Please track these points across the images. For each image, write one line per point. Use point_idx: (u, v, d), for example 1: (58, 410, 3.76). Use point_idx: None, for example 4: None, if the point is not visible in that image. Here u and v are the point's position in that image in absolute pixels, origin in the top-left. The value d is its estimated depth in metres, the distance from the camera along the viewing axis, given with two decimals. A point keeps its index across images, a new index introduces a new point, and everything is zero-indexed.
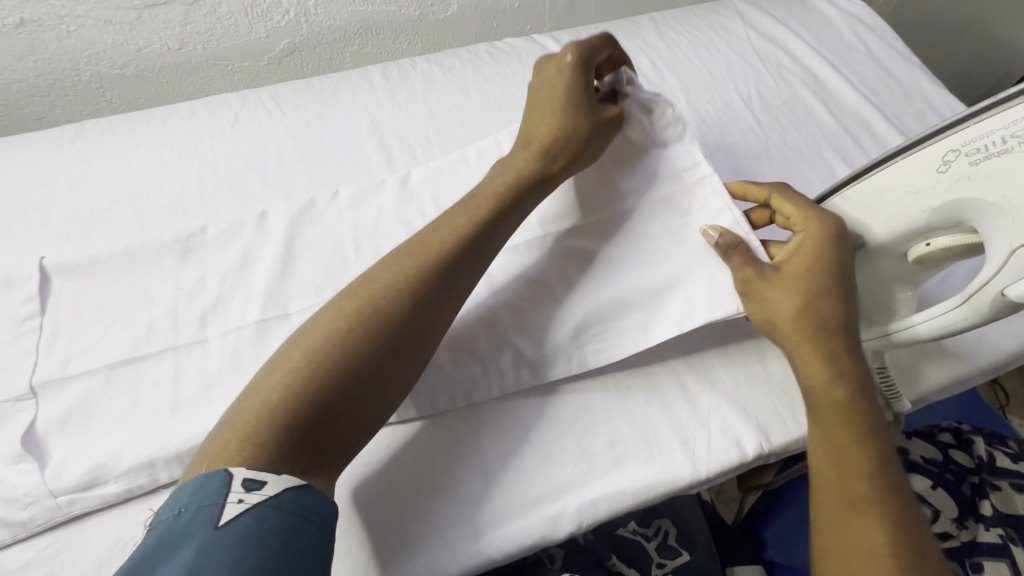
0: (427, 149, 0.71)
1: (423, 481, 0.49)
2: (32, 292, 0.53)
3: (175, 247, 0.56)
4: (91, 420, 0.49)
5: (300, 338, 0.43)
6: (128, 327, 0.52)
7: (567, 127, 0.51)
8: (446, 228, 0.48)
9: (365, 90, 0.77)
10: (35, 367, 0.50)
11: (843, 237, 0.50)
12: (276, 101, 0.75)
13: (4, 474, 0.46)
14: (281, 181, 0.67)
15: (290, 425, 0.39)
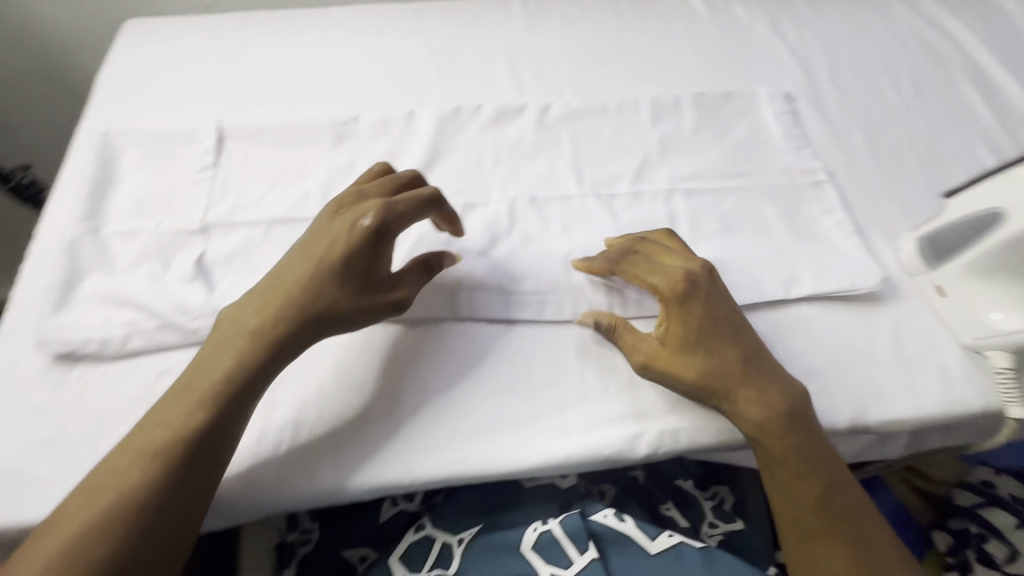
0: (556, 83, 0.72)
1: (415, 396, 0.51)
2: (210, 148, 0.63)
3: (333, 130, 0.65)
4: (250, 263, 0.56)
5: (88, 486, 0.42)
6: (286, 192, 0.61)
7: (330, 294, 0.48)
8: (291, 272, 0.49)
9: (503, 19, 0.78)
10: (208, 209, 0.59)
11: (700, 295, 0.50)
12: (419, 18, 0.78)
13: (177, 288, 0.54)
14: (416, 89, 0.70)
15: (153, 491, 0.41)
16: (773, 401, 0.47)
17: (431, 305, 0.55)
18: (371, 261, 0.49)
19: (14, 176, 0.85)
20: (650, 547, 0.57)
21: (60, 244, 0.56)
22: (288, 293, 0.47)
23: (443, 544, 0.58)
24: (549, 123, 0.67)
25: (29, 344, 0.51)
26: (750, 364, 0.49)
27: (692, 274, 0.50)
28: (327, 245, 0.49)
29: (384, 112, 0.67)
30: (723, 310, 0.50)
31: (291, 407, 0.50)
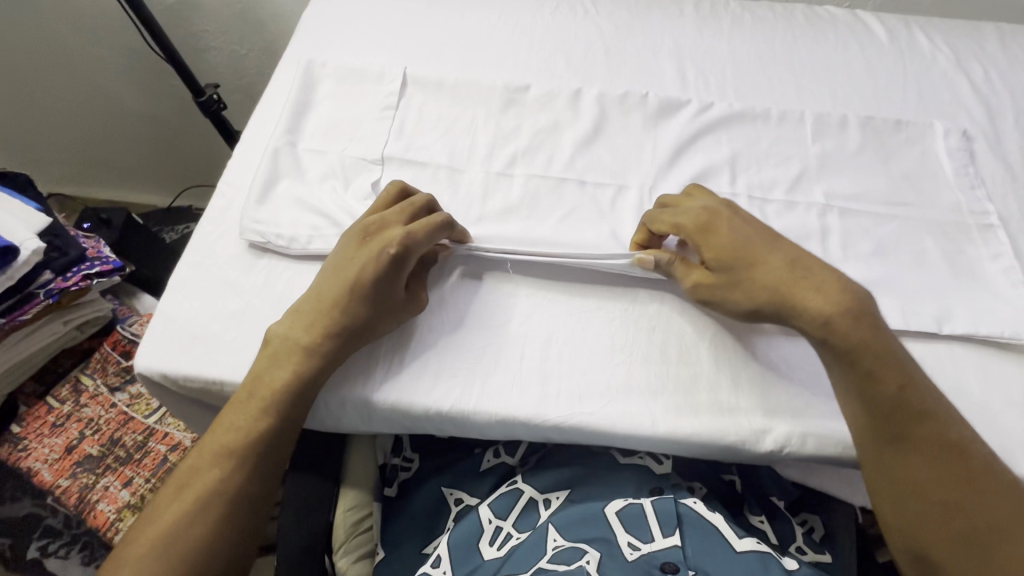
0: (721, 83, 0.72)
1: (538, 345, 0.53)
2: (394, 91, 0.69)
3: (503, 93, 0.69)
4: None
5: (218, 432, 0.49)
6: (455, 142, 0.66)
7: (387, 278, 0.51)
8: (356, 256, 0.52)
9: (675, 16, 0.80)
10: (387, 144, 0.65)
11: (722, 215, 0.53)
12: (593, 4, 0.81)
13: (355, 207, 0.59)
14: (583, 68, 0.73)
15: (264, 433, 0.48)
16: (887, 369, 0.46)
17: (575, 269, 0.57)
18: (395, 277, 0.51)
19: (206, 91, 0.95)
20: (735, 543, 0.54)
21: (264, 153, 0.64)
22: (345, 273, 0.52)
23: (530, 499, 0.61)
24: (710, 120, 0.68)
25: (231, 231, 0.59)
26: (795, 264, 0.49)
27: (714, 205, 0.54)
28: (356, 270, 0.51)
29: (552, 85, 0.70)
30: (759, 232, 0.52)
31: (436, 329, 0.54)
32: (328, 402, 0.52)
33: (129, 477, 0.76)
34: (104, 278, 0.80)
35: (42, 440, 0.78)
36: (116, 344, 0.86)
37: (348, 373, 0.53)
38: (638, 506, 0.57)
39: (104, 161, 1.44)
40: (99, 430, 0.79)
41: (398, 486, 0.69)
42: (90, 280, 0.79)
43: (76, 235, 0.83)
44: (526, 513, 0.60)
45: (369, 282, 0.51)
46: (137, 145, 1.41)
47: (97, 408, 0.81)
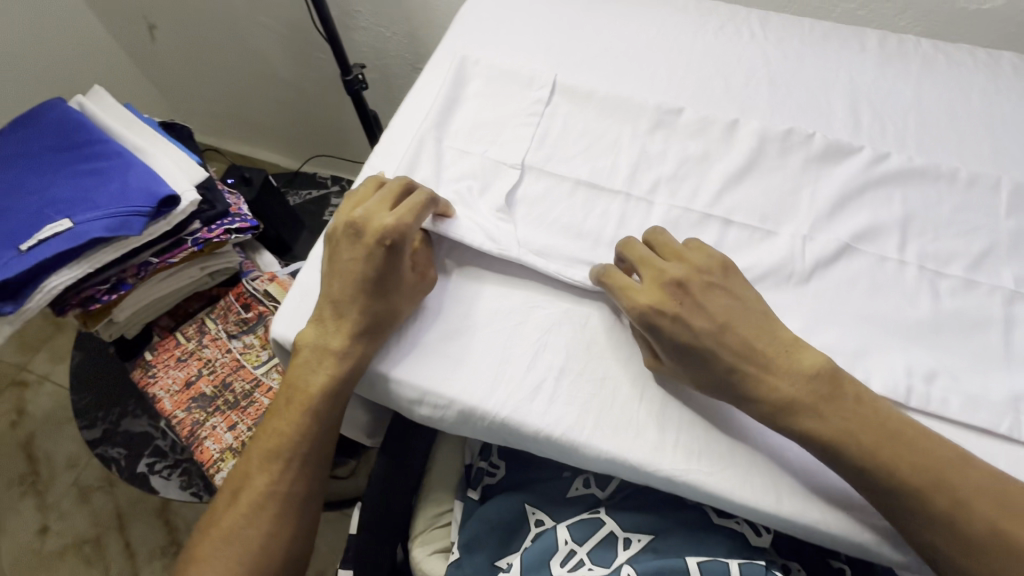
0: (900, 133, 0.65)
1: (659, 389, 0.51)
2: (541, 99, 0.68)
3: (654, 114, 0.66)
4: (550, 211, 0.60)
5: (263, 438, 0.55)
6: (597, 159, 0.64)
7: (393, 271, 0.52)
8: (350, 254, 0.53)
9: (855, 51, 0.72)
10: (528, 152, 0.64)
11: (666, 314, 0.48)
12: (762, 28, 0.76)
13: (490, 213, 0.59)
14: (743, 98, 0.68)
15: (303, 436, 0.53)
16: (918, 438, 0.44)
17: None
18: (398, 266, 0.52)
19: (353, 70, 0.99)
20: None
21: (409, 144, 0.65)
22: (347, 272, 0.53)
23: (610, 533, 0.59)
24: (883, 175, 0.61)
25: None
26: (752, 349, 0.46)
27: (659, 298, 0.48)
28: (359, 268, 0.52)
29: (708, 112, 0.66)
30: (702, 324, 0.47)
31: (552, 349, 0.53)
32: (436, 401, 0.52)
33: (235, 422, 0.82)
34: (241, 234, 0.87)
35: (167, 370, 0.85)
36: (238, 296, 0.92)
37: (456, 379, 0.52)
38: (724, 563, 0.54)
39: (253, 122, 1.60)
40: (214, 371, 0.86)
41: (482, 490, 0.69)
42: (229, 234, 0.85)
43: (222, 190, 0.90)
44: (603, 546, 0.59)
45: (373, 275, 0.52)
46: (288, 112, 1.54)
47: (215, 351, 0.87)
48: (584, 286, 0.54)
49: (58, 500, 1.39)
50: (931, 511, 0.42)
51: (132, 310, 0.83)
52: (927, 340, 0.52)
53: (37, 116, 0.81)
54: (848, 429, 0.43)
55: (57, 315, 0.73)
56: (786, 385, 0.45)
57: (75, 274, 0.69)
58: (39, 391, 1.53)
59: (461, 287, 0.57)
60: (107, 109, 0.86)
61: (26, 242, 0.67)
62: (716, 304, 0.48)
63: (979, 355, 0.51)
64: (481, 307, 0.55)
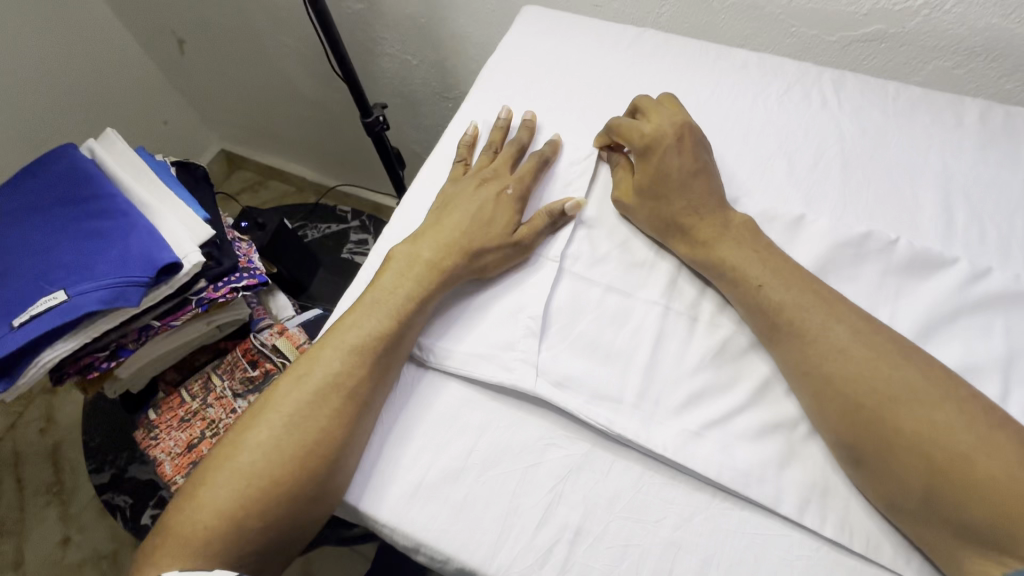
0: (1003, 238, 0.54)
1: (693, 565, 0.43)
2: (574, 181, 0.60)
3: None
4: (574, 324, 0.53)
5: (254, 432, 0.47)
6: (634, 257, 0.55)
7: (501, 216, 0.56)
8: (427, 234, 0.56)
9: (949, 127, 0.61)
10: (558, 245, 0.56)
11: (662, 143, 0.56)
12: (835, 92, 0.65)
13: (508, 327, 0.53)
14: (807, 184, 0.58)
15: (312, 435, 0.46)
16: (873, 361, 0.43)
17: (714, 468, 0.45)
18: (506, 213, 0.56)
19: (374, 111, 0.93)
20: None
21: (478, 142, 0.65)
22: (439, 232, 0.55)
23: None
24: (982, 296, 0.50)
25: None
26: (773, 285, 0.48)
27: (664, 130, 0.56)
28: (473, 210, 0.56)
29: (767, 204, 0.57)
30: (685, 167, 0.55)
31: (568, 503, 0.45)
32: (434, 554, 0.46)
33: None
34: (249, 290, 0.81)
35: (170, 432, 0.81)
36: (246, 351, 0.87)
37: (453, 530, 0.45)
38: None
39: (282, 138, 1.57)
40: (218, 434, 0.81)
41: None
42: (237, 291, 0.80)
43: (233, 240, 0.85)
44: None
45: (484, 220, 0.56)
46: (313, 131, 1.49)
47: (219, 411, 0.83)
48: (610, 427, 0.47)
49: (80, 511, 1.41)
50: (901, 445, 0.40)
51: (135, 366, 0.80)
52: None
53: (46, 165, 0.77)
54: (826, 327, 0.45)
55: (55, 383, 0.70)
56: (873, 389, 0.42)
57: (70, 347, 0.66)
58: (68, 398, 1.56)
59: (449, 401, 0.51)
60: (118, 156, 0.82)
61: (20, 316, 0.64)
62: (699, 143, 0.56)
63: None
64: (487, 442, 0.48)
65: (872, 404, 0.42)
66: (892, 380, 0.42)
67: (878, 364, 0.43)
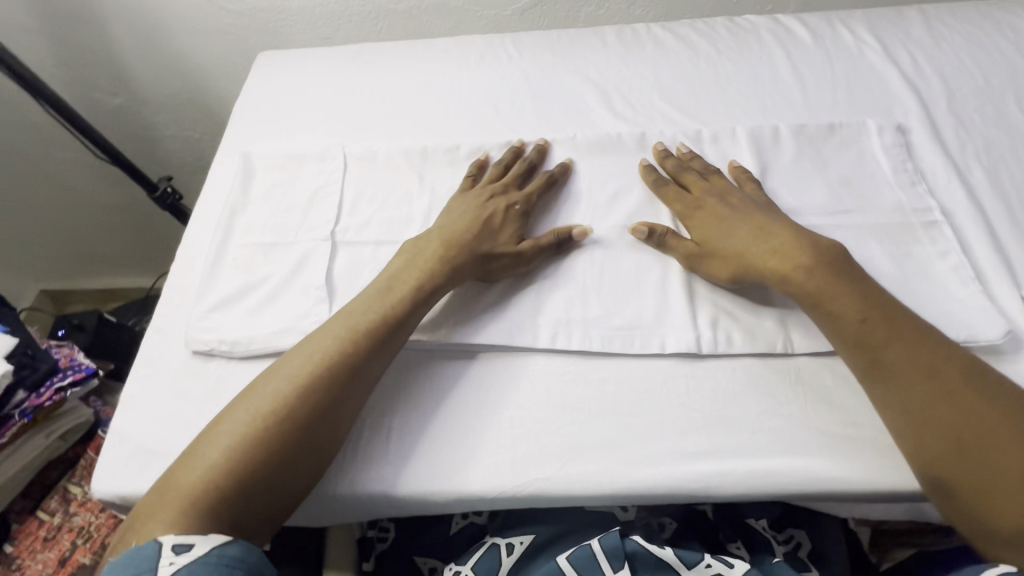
0: (649, 112, 0.73)
1: (489, 413, 0.54)
2: (336, 172, 0.71)
3: (437, 159, 0.71)
4: (358, 279, 0.62)
5: (247, 404, 0.49)
6: (394, 213, 0.67)
7: (495, 215, 0.61)
8: (437, 230, 0.61)
9: (599, 49, 0.81)
10: (330, 223, 0.66)
11: (707, 203, 0.60)
12: (517, 48, 0.83)
13: (304, 296, 0.61)
14: (511, 118, 0.74)
15: (311, 409, 0.49)
16: (899, 320, 0.49)
17: (485, 337, 0.57)
18: (513, 218, 0.62)
19: (161, 186, 0.98)
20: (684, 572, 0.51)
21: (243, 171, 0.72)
22: (463, 229, 0.60)
23: (491, 544, 0.58)
24: (640, 153, 0.69)
25: (179, 339, 0.60)
26: (767, 237, 0.55)
27: (704, 189, 0.61)
28: (485, 215, 0.61)
29: (483, 141, 0.72)
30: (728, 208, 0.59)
31: (386, 411, 0.55)
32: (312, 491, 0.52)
33: None
34: (79, 387, 0.81)
35: (35, 556, 0.78)
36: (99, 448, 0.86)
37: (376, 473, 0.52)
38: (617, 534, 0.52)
39: (96, 257, 1.49)
40: (92, 537, 0.80)
41: (376, 559, 0.65)
42: (65, 390, 0.79)
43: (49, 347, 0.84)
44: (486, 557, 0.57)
45: (480, 220, 0.61)
46: (131, 238, 1.46)
47: (87, 515, 0.82)
48: None
49: None
50: (952, 414, 0.45)
51: None
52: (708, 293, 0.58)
53: None
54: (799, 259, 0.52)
55: None
56: (915, 357, 0.47)
57: None
58: None
59: None
60: None
61: None
62: (747, 198, 0.60)
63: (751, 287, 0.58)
64: None
65: (929, 379, 0.46)
66: (936, 355, 0.47)
67: (921, 335, 0.48)
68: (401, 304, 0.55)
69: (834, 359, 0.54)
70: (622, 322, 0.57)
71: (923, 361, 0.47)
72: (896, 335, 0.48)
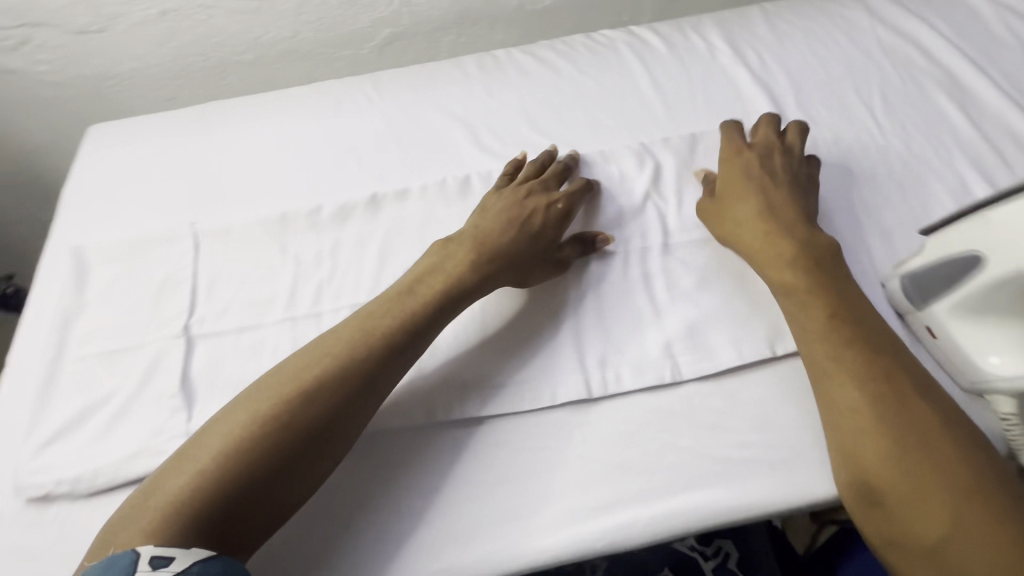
0: (518, 142, 0.71)
1: (380, 507, 0.50)
2: (186, 254, 0.64)
3: (299, 224, 0.65)
4: (219, 376, 0.56)
5: (254, 403, 0.47)
6: (255, 292, 0.61)
7: (535, 216, 0.60)
8: (465, 231, 0.59)
9: (461, 80, 0.78)
10: (183, 315, 0.59)
11: (739, 176, 0.62)
12: (376, 89, 0.78)
13: (157, 408, 0.54)
14: (377, 168, 0.70)
15: (320, 419, 0.47)
16: (864, 327, 0.50)
17: None
18: (555, 221, 0.60)
19: None
20: None
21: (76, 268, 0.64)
22: (484, 226, 0.59)
23: None
24: None
25: (10, 485, 0.52)
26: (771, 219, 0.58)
27: (751, 162, 0.63)
28: (519, 215, 0.60)
29: (346, 197, 0.67)
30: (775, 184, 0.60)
31: None
32: None
33: None
34: None
35: None
36: None
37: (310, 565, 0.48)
38: None
39: None
40: None
41: None
42: None
43: None
44: None
45: (516, 222, 0.59)
46: None
47: None
48: None
49: None
50: (896, 431, 0.45)
51: None
52: (594, 331, 0.56)
53: None
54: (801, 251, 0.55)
55: None
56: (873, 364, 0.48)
57: None
58: None
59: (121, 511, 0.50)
60: None
61: None
62: (790, 172, 0.62)
63: (634, 317, 0.57)
64: None
65: (881, 391, 0.47)
66: (887, 368, 0.48)
67: (875, 341, 0.49)
68: (416, 308, 0.53)
69: (719, 379, 0.53)
70: (510, 378, 0.54)
71: (872, 369, 0.48)
72: (856, 315, 0.51)
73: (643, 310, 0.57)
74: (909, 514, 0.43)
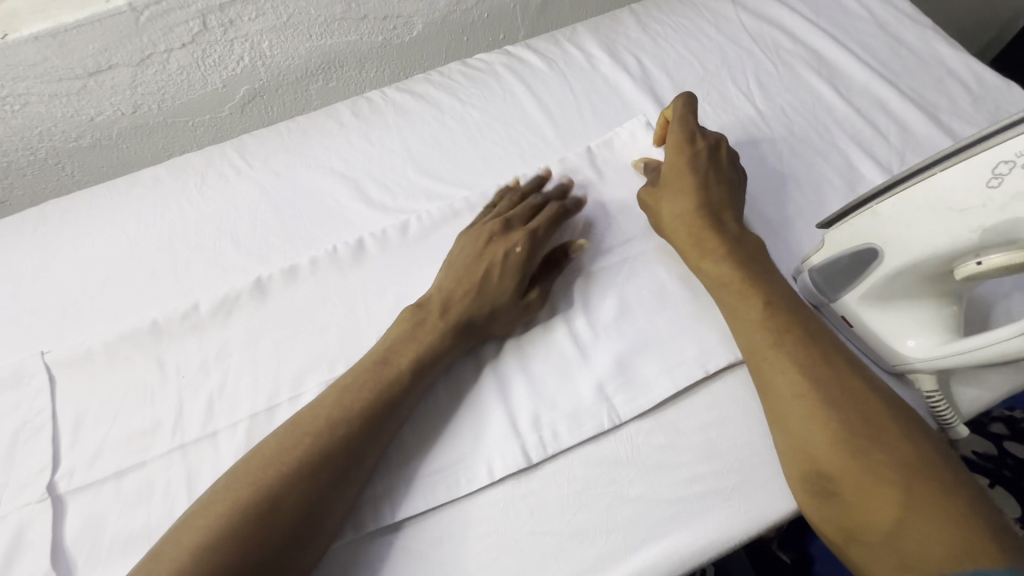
0: (409, 191, 0.66)
1: None
2: (37, 395, 0.54)
3: (174, 330, 0.57)
4: (102, 536, 0.48)
5: (227, 492, 0.43)
6: (134, 423, 0.52)
7: (495, 270, 0.55)
8: (437, 288, 0.56)
9: (336, 131, 0.72)
10: (45, 471, 0.50)
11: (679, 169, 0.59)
12: (243, 156, 0.70)
13: None
14: (257, 247, 0.63)
15: (296, 507, 0.42)
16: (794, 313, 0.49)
17: None
18: (509, 266, 0.55)
19: None
20: None
21: None
22: (456, 276, 0.55)
23: None
24: (410, 246, 0.61)
25: None
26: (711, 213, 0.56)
27: (695, 156, 0.60)
28: (484, 265, 0.55)
29: (225, 287, 0.59)
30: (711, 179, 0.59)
31: None
32: None
33: None
34: None
35: None
36: None
37: None
38: None
39: None
40: None
41: None
42: None
43: None
44: None
45: (480, 275, 0.55)
46: None
47: None
48: None
49: None
50: (838, 415, 0.43)
51: None
52: (522, 387, 0.52)
53: None
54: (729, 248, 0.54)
55: None
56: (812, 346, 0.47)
57: None
58: None
59: None
60: None
61: None
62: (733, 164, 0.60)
63: (561, 363, 0.53)
64: None
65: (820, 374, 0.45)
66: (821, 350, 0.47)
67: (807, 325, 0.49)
68: (393, 378, 0.49)
69: (659, 413, 0.51)
70: (442, 461, 0.49)
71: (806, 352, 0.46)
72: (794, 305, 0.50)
73: (570, 354, 0.54)
74: (866, 502, 0.40)
